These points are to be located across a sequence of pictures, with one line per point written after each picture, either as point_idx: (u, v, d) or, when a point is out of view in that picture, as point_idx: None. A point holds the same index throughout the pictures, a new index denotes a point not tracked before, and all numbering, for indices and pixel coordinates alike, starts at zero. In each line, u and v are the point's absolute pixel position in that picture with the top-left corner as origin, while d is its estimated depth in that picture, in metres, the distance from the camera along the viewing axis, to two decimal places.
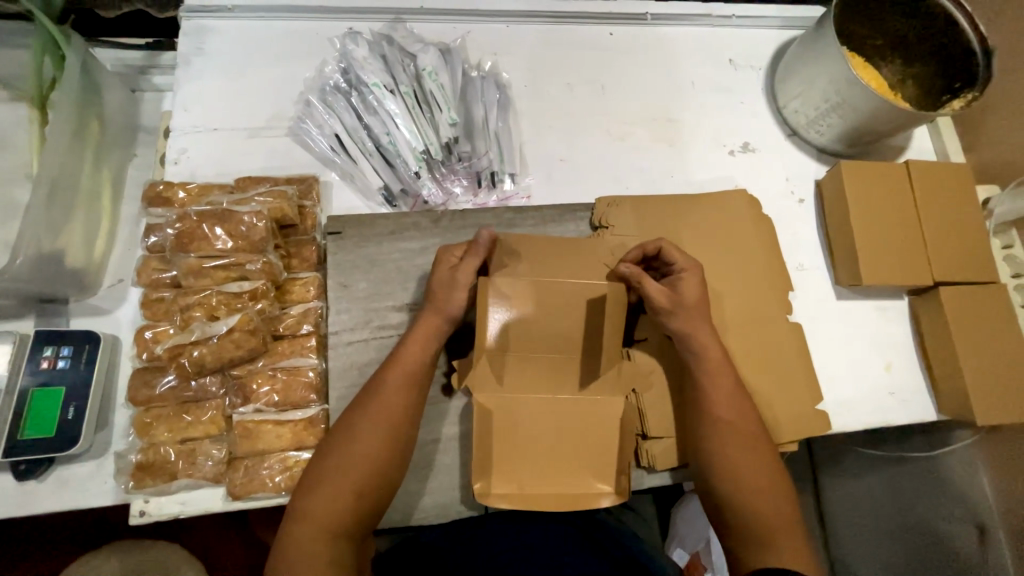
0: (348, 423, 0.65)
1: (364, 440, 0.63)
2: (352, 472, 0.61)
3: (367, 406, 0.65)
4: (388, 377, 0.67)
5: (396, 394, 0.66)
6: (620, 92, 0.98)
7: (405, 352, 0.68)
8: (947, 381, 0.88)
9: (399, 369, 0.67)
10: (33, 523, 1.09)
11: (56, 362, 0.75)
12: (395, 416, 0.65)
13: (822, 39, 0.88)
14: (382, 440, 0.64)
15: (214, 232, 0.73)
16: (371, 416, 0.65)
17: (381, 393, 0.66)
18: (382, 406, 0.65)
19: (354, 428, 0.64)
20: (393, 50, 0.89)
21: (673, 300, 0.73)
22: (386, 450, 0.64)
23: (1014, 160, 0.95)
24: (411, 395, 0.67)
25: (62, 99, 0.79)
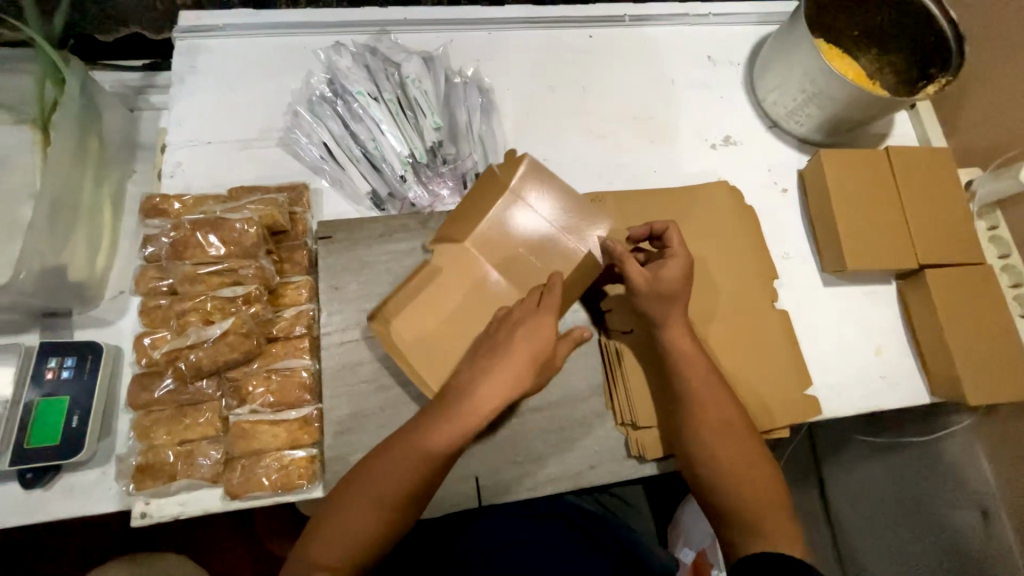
0: (364, 477, 0.63)
1: (393, 469, 0.62)
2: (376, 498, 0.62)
3: (388, 463, 0.63)
4: (412, 441, 0.63)
5: (419, 463, 0.62)
6: (602, 92, 1.00)
7: (442, 418, 0.63)
8: (937, 362, 0.88)
9: (427, 438, 0.62)
10: (42, 535, 1.11)
11: (60, 372, 0.78)
12: (424, 473, 0.62)
13: (794, 33, 0.90)
14: (394, 505, 0.62)
15: (208, 240, 0.76)
16: (387, 475, 0.62)
17: (404, 458, 0.62)
18: (414, 458, 0.62)
19: (370, 483, 0.62)
20: (377, 60, 0.92)
21: (653, 282, 0.74)
22: (395, 514, 0.62)
23: (994, 143, 0.96)
24: (433, 466, 0.62)
25: (63, 119, 0.82)
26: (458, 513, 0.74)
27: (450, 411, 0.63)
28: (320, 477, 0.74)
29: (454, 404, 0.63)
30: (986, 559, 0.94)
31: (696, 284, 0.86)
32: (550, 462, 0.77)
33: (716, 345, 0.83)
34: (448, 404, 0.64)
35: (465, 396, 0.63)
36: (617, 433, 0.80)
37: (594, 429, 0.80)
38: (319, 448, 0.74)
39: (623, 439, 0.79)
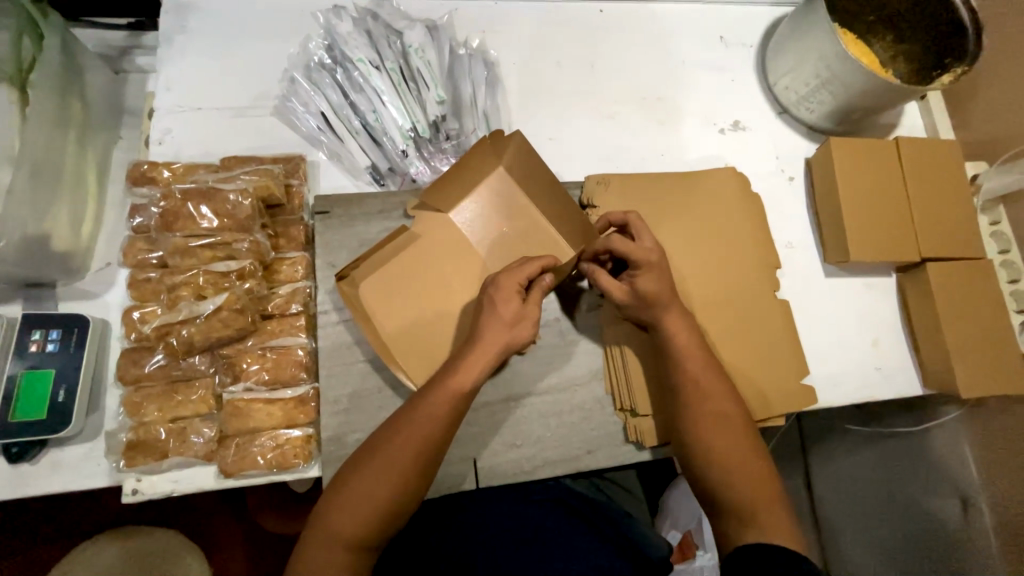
0: (358, 469, 0.61)
1: (391, 446, 0.61)
2: (375, 480, 0.60)
3: (382, 453, 0.61)
4: (403, 426, 0.62)
5: (412, 448, 0.61)
6: (612, 70, 0.97)
7: (428, 401, 0.63)
8: (932, 355, 0.89)
9: (417, 422, 0.62)
10: (32, 508, 1.10)
11: (44, 345, 0.75)
12: (424, 448, 0.62)
13: (813, 14, 0.87)
14: (386, 492, 0.60)
15: (200, 211, 0.73)
16: (382, 465, 0.61)
17: (396, 444, 0.62)
18: (412, 435, 0.62)
19: (364, 474, 0.61)
20: (378, 26, 0.88)
21: (632, 296, 0.74)
22: (394, 502, 0.60)
23: (1003, 136, 0.95)
24: (425, 450, 0.62)
25: (42, 80, 0.78)
26: (455, 494, 0.74)
27: (437, 394, 0.63)
28: (316, 457, 0.73)
29: (438, 386, 0.63)
30: (966, 544, 0.97)
31: (699, 271, 0.85)
32: (549, 446, 0.77)
33: (716, 333, 0.83)
34: (429, 388, 0.64)
35: (443, 375, 0.64)
36: (616, 418, 0.80)
37: (593, 414, 0.80)
38: (314, 428, 0.73)
39: (622, 425, 0.80)
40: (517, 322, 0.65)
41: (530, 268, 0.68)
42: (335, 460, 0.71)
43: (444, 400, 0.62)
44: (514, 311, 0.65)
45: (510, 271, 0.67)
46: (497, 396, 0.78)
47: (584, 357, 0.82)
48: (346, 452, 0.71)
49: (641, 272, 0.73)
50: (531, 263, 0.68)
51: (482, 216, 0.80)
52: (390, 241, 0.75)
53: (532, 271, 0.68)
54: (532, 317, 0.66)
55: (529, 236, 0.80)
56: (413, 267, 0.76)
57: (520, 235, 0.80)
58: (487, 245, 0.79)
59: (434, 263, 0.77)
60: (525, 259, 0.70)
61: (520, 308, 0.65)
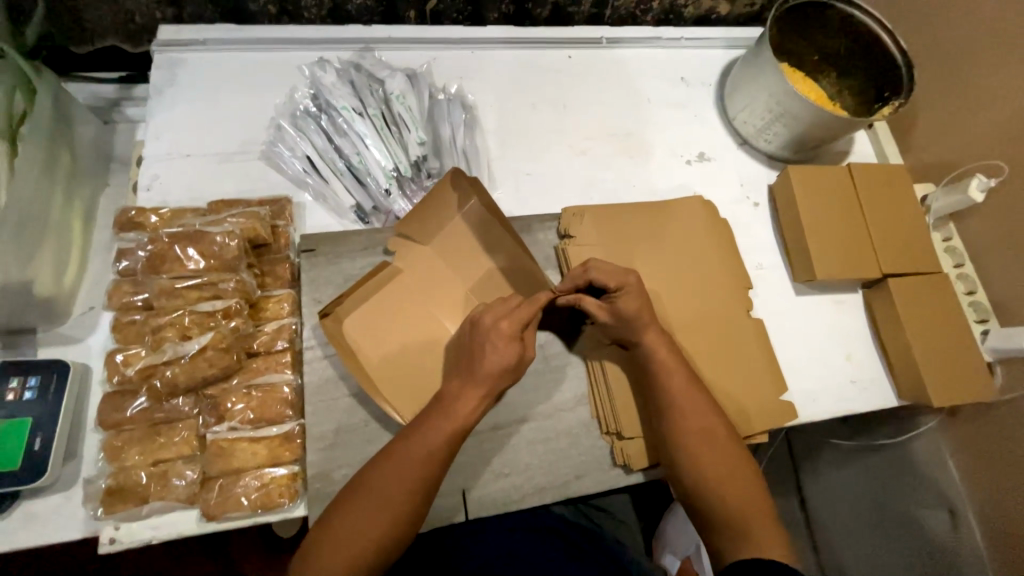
0: (351, 506, 0.61)
1: (384, 489, 0.61)
2: (366, 523, 0.59)
3: (376, 490, 0.61)
4: (399, 462, 0.62)
5: (408, 484, 0.62)
6: (582, 110, 1.04)
7: (424, 437, 0.63)
8: (903, 366, 0.93)
9: (414, 460, 0.62)
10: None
11: (22, 393, 0.74)
12: (418, 491, 0.62)
13: (761, 57, 0.96)
14: (377, 537, 0.59)
15: (186, 253, 0.74)
16: (378, 502, 0.61)
17: (392, 482, 0.61)
18: (406, 477, 0.62)
19: (359, 512, 0.60)
20: (361, 75, 0.94)
21: (614, 316, 0.77)
22: (386, 545, 0.60)
23: (945, 160, 1.03)
24: (419, 492, 0.62)
25: (32, 133, 0.80)
26: (445, 528, 0.73)
27: (431, 436, 0.63)
28: (301, 495, 0.72)
29: (434, 421, 0.64)
30: (957, 553, 0.97)
31: (675, 294, 0.89)
32: (537, 474, 0.77)
33: (694, 353, 0.86)
34: (427, 424, 0.64)
35: (440, 413, 0.65)
36: (603, 442, 0.81)
37: (580, 439, 0.81)
38: (300, 465, 0.73)
39: (609, 449, 0.80)
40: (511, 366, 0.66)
41: (527, 313, 0.69)
42: (322, 498, 0.70)
43: (441, 436, 0.63)
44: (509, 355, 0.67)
45: (505, 313, 0.68)
46: (484, 424, 0.78)
47: (568, 382, 0.83)
48: (332, 488, 0.70)
49: (620, 293, 0.76)
50: (530, 310, 0.69)
51: (462, 252, 0.82)
52: (373, 277, 0.77)
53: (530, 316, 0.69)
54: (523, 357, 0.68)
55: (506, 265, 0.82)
56: (398, 300, 0.78)
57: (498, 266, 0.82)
58: (467, 277, 0.82)
59: (419, 296, 0.79)
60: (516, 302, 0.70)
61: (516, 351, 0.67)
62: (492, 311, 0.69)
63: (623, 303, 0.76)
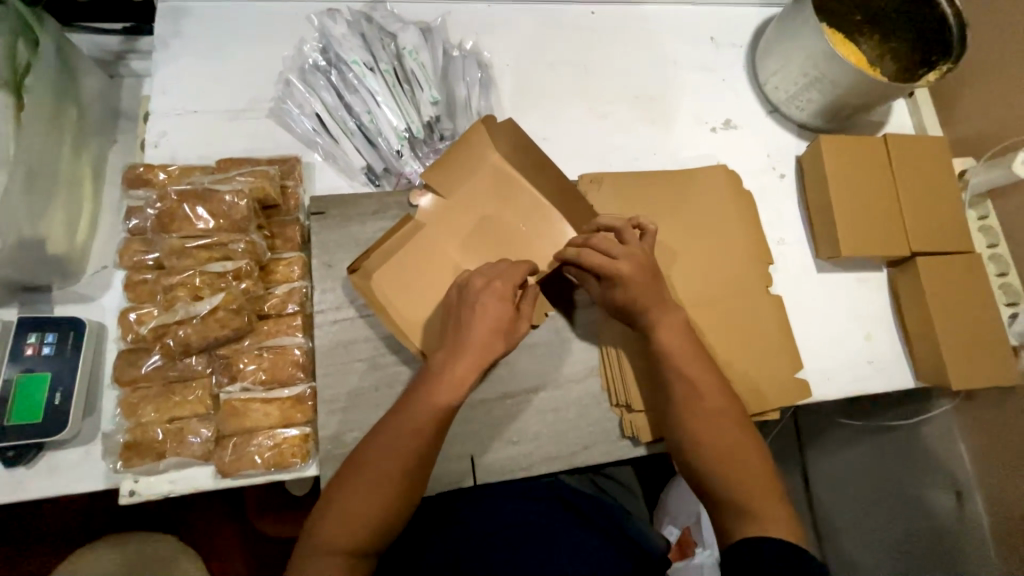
0: (349, 481, 0.61)
1: (378, 465, 0.61)
2: (365, 498, 0.60)
3: (372, 466, 0.61)
4: (388, 440, 0.62)
5: (400, 463, 0.61)
6: (604, 71, 0.98)
7: (409, 414, 0.62)
8: (924, 348, 0.90)
9: (400, 437, 0.62)
10: (40, 507, 1.12)
11: (40, 349, 0.75)
12: (411, 465, 0.61)
13: (800, 15, 0.89)
14: (376, 511, 0.60)
15: (196, 213, 0.73)
16: (374, 476, 0.61)
17: (382, 460, 0.61)
18: (400, 451, 0.62)
19: (354, 490, 0.60)
20: (372, 28, 0.89)
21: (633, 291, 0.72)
22: (385, 519, 0.60)
23: (990, 133, 0.97)
24: (413, 466, 0.62)
25: (36, 84, 0.78)
26: (452, 491, 0.74)
27: (419, 408, 0.62)
28: (313, 456, 0.73)
29: (417, 398, 0.63)
30: (960, 535, 0.98)
31: (693, 268, 0.86)
32: (545, 443, 0.78)
33: (709, 329, 0.84)
34: (411, 404, 0.63)
35: (425, 390, 0.62)
36: (612, 414, 0.81)
37: (589, 410, 0.80)
38: (312, 427, 0.73)
39: (618, 421, 0.80)
40: (502, 330, 0.64)
41: (518, 275, 0.68)
42: (333, 459, 0.71)
43: (427, 414, 0.62)
44: (499, 318, 0.64)
45: (496, 276, 0.67)
46: (494, 392, 0.78)
47: (579, 354, 0.82)
48: (343, 450, 0.71)
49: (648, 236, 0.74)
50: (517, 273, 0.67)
51: (484, 205, 0.80)
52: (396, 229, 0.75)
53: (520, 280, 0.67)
54: (518, 320, 0.67)
55: (530, 217, 0.80)
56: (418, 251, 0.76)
57: (522, 222, 0.79)
58: (490, 230, 0.79)
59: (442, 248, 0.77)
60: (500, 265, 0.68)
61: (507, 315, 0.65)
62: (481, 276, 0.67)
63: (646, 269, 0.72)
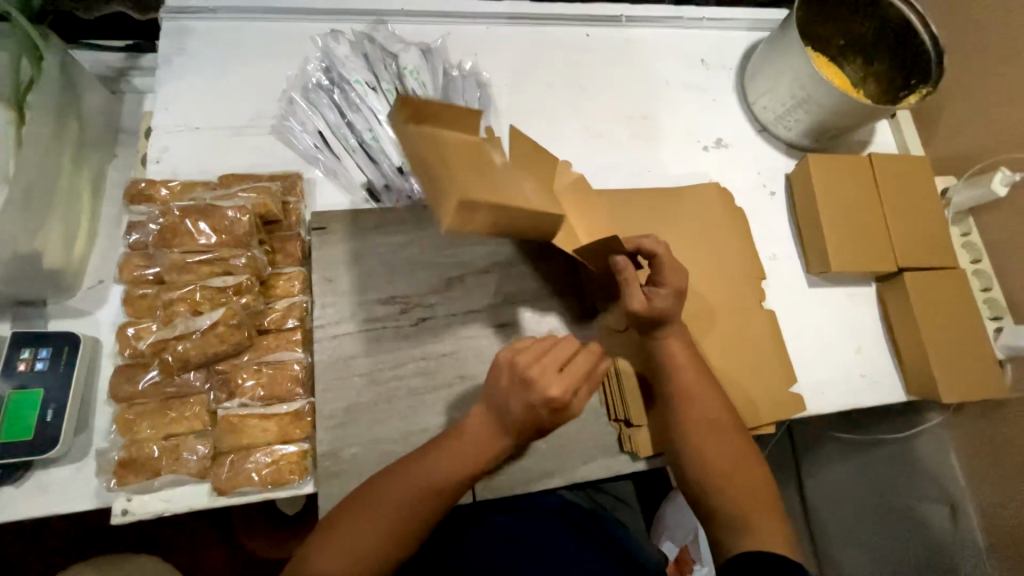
0: (361, 503, 0.62)
1: (398, 494, 0.62)
2: (377, 524, 0.60)
3: (389, 492, 0.62)
4: (410, 473, 0.63)
5: (419, 497, 0.62)
6: (599, 90, 1.01)
7: (440, 457, 0.63)
8: (914, 361, 0.92)
9: (425, 475, 0.63)
10: (22, 528, 1.09)
11: (34, 364, 0.74)
12: (432, 502, 0.62)
13: (786, 39, 0.93)
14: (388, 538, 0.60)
15: (198, 228, 0.73)
16: (391, 504, 0.61)
17: (401, 495, 0.61)
18: (423, 486, 0.62)
19: (365, 516, 0.61)
20: (375, 49, 0.91)
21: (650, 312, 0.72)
22: (396, 545, 0.60)
23: (969, 153, 1.01)
24: (434, 503, 0.62)
25: (38, 101, 0.78)
26: (451, 508, 0.74)
27: (450, 448, 0.64)
28: (311, 472, 0.72)
29: (452, 443, 0.64)
30: (956, 548, 0.99)
31: (688, 283, 0.88)
32: (544, 458, 0.78)
33: (705, 343, 0.85)
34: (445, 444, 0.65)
35: (461, 434, 0.65)
36: (611, 428, 0.81)
37: (588, 424, 0.81)
38: (310, 443, 0.73)
39: (616, 435, 0.81)
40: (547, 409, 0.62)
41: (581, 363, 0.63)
42: (331, 476, 0.70)
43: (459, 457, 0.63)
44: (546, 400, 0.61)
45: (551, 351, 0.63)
46: None
47: None
48: (342, 467, 0.71)
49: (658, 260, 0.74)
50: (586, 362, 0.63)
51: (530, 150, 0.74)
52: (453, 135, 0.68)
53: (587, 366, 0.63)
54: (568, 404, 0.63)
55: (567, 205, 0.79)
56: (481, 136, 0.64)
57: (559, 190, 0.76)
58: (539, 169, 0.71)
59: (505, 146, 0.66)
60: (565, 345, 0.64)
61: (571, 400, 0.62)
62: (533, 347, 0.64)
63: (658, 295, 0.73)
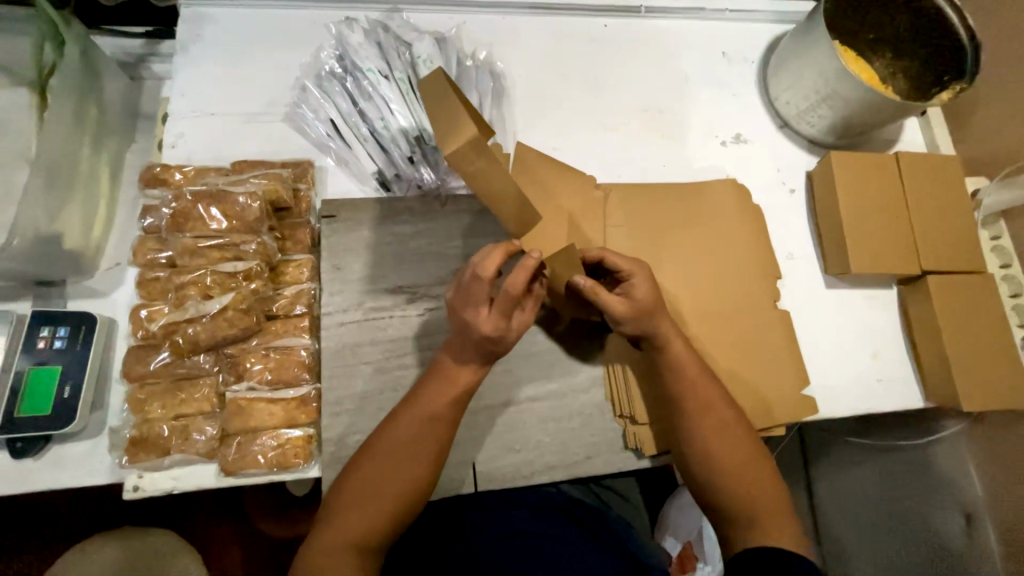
0: (361, 470, 0.62)
1: (395, 453, 0.62)
2: (380, 488, 0.60)
3: (385, 455, 0.62)
4: (402, 423, 0.63)
5: (416, 446, 0.63)
6: (615, 82, 0.99)
7: (424, 400, 0.64)
8: (935, 367, 0.89)
9: (415, 422, 0.63)
10: (41, 500, 1.13)
11: (52, 342, 0.76)
12: (428, 454, 0.63)
13: (813, 31, 0.89)
14: (390, 498, 0.60)
15: (210, 213, 0.74)
16: (389, 464, 0.62)
17: (394, 447, 0.62)
18: (416, 438, 0.63)
19: (370, 475, 0.61)
20: (388, 37, 0.90)
21: (632, 310, 0.70)
22: (399, 506, 0.60)
23: (1003, 153, 0.96)
24: (429, 456, 0.63)
25: (61, 85, 0.80)
26: (453, 498, 0.74)
27: (437, 396, 0.64)
28: (316, 457, 0.73)
29: (435, 387, 0.64)
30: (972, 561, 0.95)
31: (700, 280, 0.86)
32: (548, 452, 0.77)
33: (715, 342, 0.84)
34: (429, 390, 0.65)
35: (441, 375, 0.65)
36: (615, 425, 0.80)
37: (593, 420, 0.80)
38: (316, 428, 0.74)
39: (621, 431, 0.80)
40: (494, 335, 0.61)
41: (518, 284, 0.58)
42: (335, 461, 0.71)
43: (442, 398, 0.64)
44: (492, 326, 0.60)
45: (487, 270, 0.58)
46: (497, 400, 0.78)
47: (583, 363, 0.82)
48: (346, 453, 0.71)
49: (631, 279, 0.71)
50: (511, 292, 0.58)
51: None
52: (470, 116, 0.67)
53: (519, 292, 0.58)
54: (509, 322, 0.61)
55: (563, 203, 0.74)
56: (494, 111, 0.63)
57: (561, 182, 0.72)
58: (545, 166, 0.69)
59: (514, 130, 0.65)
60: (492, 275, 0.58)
61: (508, 331, 0.61)
62: (472, 276, 0.59)
63: (637, 292, 0.70)
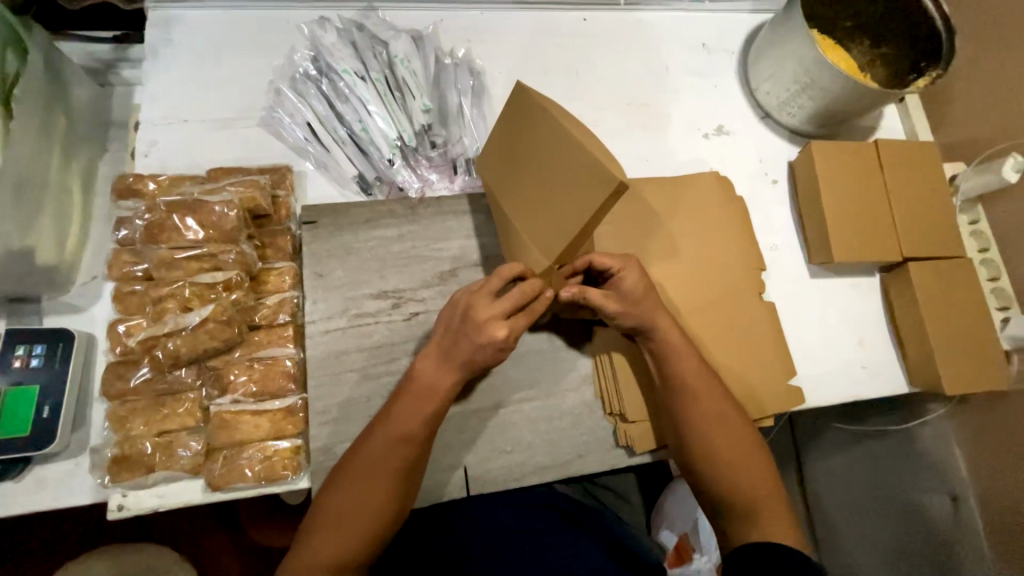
0: (340, 485, 0.61)
1: (371, 467, 0.61)
2: (358, 501, 0.60)
3: (362, 470, 0.61)
4: (377, 436, 0.63)
5: (390, 463, 0.62)
6: (596, 77, 0.99)
7: (400, 414, 0.63)
8: (918, 352, 0.90)
9: (390, 435, 0.63)
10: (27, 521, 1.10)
11: (28, 361, 0.74)
12: (404, 466, 0.62)
13: (791, 21, 0.89)
14: (369, 513, 0.60)
15: (185, 223, 0.73)
16: (365, 479, 0.61)
17: (369, 461, 0.62)
18: (391, 451, 0.62)
19: (347, 492, 0.61)
20: (364, 37, 0.89)
21: (621, 301, 0.71)
22: (380, 519, 0.60)
23: (979, 138, 0.97)
24: (406, 469, 0.62)
25: (24, 94, 0.75)
26: (446, 502, 0.74)
27: (412, 407, 0.63)
28: (305, 468, 0.72)
29: (416, 396, 0.64)
30: (957, 540, 0.98)
31: (685, 275, 0.86)
32: (539, 452, 0.77)
33: (703, 336, 0.84)
34: (404, 400, 0.64)
35: (422, 382, 0.64)
36: (606, 422, 0.81)
37: (583, 418, 0.80)
38: (303, 439, 0.73)
39: (612, 429, 0.80)
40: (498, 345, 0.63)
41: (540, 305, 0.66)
42: (324, 470, 0.70)
43: (424, 404, 0.64)
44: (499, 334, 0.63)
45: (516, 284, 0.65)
46: (486, 402, 0.78)
47: (572, 362, 0.82)
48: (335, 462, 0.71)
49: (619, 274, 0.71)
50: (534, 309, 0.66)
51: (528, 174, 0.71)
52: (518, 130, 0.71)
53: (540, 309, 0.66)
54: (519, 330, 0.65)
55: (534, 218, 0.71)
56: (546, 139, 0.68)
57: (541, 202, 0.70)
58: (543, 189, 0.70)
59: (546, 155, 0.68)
60: (525, 290, 0.64)
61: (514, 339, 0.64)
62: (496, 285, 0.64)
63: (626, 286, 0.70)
